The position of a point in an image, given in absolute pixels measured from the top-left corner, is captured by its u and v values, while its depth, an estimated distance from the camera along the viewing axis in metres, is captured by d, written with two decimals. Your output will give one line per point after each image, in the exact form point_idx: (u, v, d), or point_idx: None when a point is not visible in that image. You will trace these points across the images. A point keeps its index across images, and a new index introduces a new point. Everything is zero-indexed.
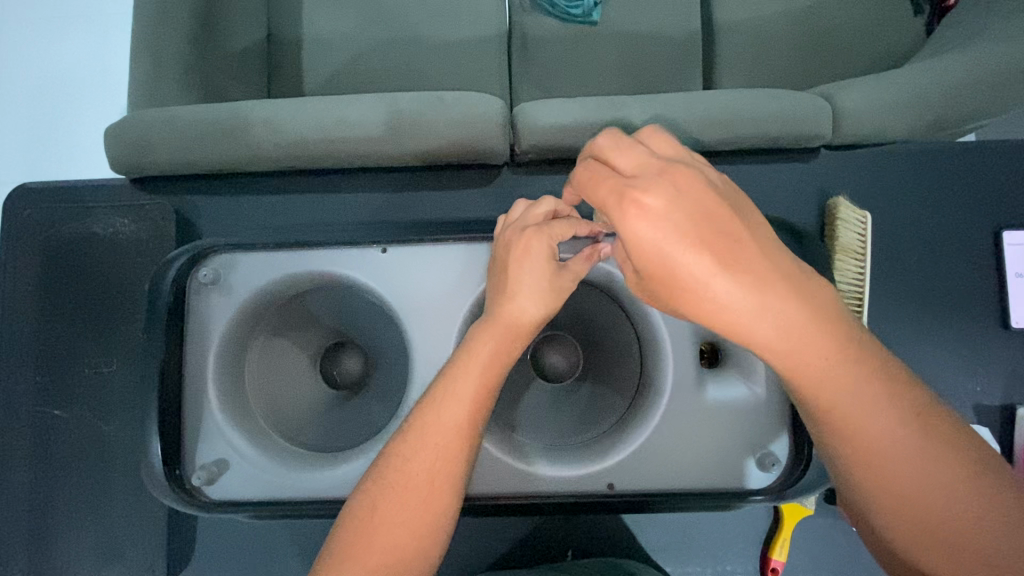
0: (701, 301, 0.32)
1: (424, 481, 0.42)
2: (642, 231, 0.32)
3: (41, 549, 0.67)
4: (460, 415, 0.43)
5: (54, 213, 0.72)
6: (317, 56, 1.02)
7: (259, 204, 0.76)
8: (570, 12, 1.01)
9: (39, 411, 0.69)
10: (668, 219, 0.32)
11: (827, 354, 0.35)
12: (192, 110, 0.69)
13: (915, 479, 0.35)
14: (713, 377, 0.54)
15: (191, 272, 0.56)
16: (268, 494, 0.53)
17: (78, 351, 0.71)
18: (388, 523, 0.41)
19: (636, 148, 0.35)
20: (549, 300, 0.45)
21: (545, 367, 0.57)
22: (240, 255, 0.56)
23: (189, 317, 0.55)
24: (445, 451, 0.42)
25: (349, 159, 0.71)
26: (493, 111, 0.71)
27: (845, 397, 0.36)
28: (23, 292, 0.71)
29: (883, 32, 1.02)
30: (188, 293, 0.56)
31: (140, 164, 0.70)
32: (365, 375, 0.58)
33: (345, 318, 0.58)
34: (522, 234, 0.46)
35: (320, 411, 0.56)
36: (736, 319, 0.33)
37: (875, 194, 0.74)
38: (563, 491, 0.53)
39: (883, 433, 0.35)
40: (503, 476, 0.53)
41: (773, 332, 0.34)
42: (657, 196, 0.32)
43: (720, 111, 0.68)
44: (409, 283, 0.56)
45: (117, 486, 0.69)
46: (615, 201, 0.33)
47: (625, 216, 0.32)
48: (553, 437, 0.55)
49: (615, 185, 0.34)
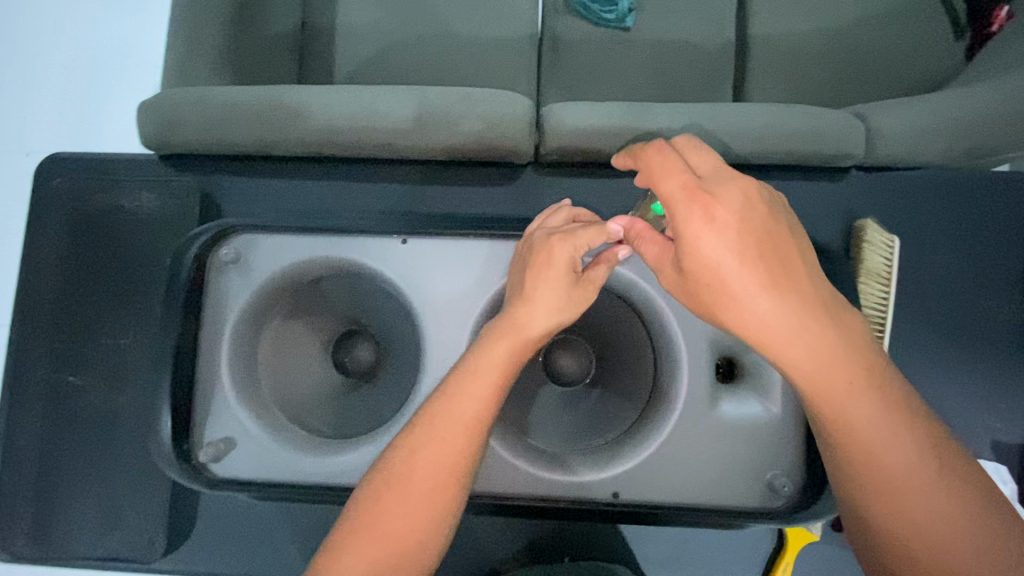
0: (748, 314, 0.35)
1: (429, 476, 0.42)
2: (704, 237, 0.35)
3: (47, 510, 0.68)
4: (471, 412, 0.43)
5: (85, 184, 0.74)
6: (350, 46, 1.04)
7: (281, 188, 0.76)
8: (604, 17, 1.03)
9: (55, 377, 0.70)
10: (729, 227, 0.35)
11: (861, 387, 0.36)
12: (225, 92, 0.70)
13: (928, 502, 0.36)
14: (727, 392, 0.53)
15: (214, 251, 0.56)
16: (273, 475, 0.53)
17: (97, 321, 0.72)
18: (397, 506, 0.42)
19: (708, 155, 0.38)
20: (569, 312, 0.46)
21: (556, 371, 0.56)
22: (262, 236, 0.56)
23: (210, 294, 0.56)
24: (454, 448, 0.42)
25: (374, 149, 0.71)
26: (519, 110, 0.70)
27: (876, 427, 0.37)
28: (45, 259, 0.72)
29: (918, 58, 1.01)
30: (209, 272, 0.56)
31: (171, 141, 0.71)
32: (376, 365, 0.57)
33: (360, 306, 0.57)
34: (546, 242, 0.47)
35: (329, 398, 0.56)
36: (776, 336, 0.35)
37: (903, 217, 0.73)
38: (566, 494, 0.52)
39: (899, 464, 0.37)
40: (507, 476, 0.52)
41: (809, 359, 0.36)
42: (726, 207, 0.35)
43: (749, 123, 0.67)
44: (428, 275, 0.56)
45: (124, 453, 0.69)
46: (677, 195, 0.36)
47: (692, 218, 0.36)
48: (560, 441, 0.54)
49: (687, 183, 0.36)
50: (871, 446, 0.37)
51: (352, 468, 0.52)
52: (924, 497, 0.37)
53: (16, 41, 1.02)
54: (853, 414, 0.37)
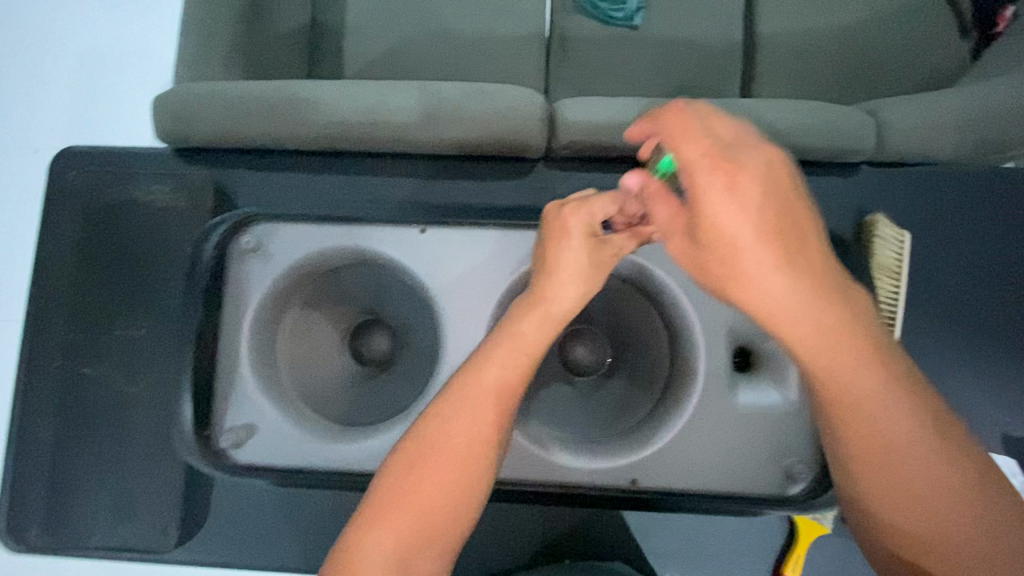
0: (758, 285, 0.37)
1: (461, 446, 0.43)
2: (721, 206, 0.36)
3: (61, 500, 0.69)
4: (500, 384, 0.44)
5: (99, 177, 0.75)
6: (361, 44, 1.05)
7: (294, 181, 0.76)
8: (613, 16, 1.05)
9: (70, 368, 0.71)
10: (751, 196, 0.36)
11: (865, 359, 0.37)
12: (241, 85, 0.71)
13: (925, 470, 0.38)
14: (745, 381, 0.54)
15: (234, 240, 0.57)
16: (293, 463, 0.54)
17: (111, 313, 0.72)
18: (428, 476, 0.42)
19: (733, 122, 0.38)
20: (591, 279, 0.46)
21: (569, 360, 0.58)
22: (281, 224, 0.56)
23: (229, 282, 0.56)
24: (482, 420, 0.44)
25: (387, 143, 0.72)
26: (532, 105, 0.71)
27: (880, 402, 0.38)
28: (61, 251, 0.73)
29: (924, 57, 1.02)
30: (229, 260, 0.56)
31: (186, 134, 0.71)
32: (391, 354, 0.58)
33: (377, 296, 0.59)
34: (562, 213, 0.47)
35: (348, 386, 0.56)
36: (783, 308, 0.37)
37: (915, 213, 0.73)
38: (584, 481, 0.53)
39: (894, 435, 0.38)
40: (525, 464, 0.53)
41: (813, 331, 0.37)
42: (747, 177, 0.36)
43: (763, 117, 0.67)
44: (445, 264, 0.56)
45: (138, 444, 0.70)
46: (699, 161, 0.37)
47: (712, 187, 0.36)
48: (577, 427, 0.55)
49: (712, 151, 0.37)
50: (874, 418, 0.38)
51: (371, 457, 0.53)
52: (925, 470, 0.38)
53: (36, 42, 1.03)
54: (855, 392, 0.38)
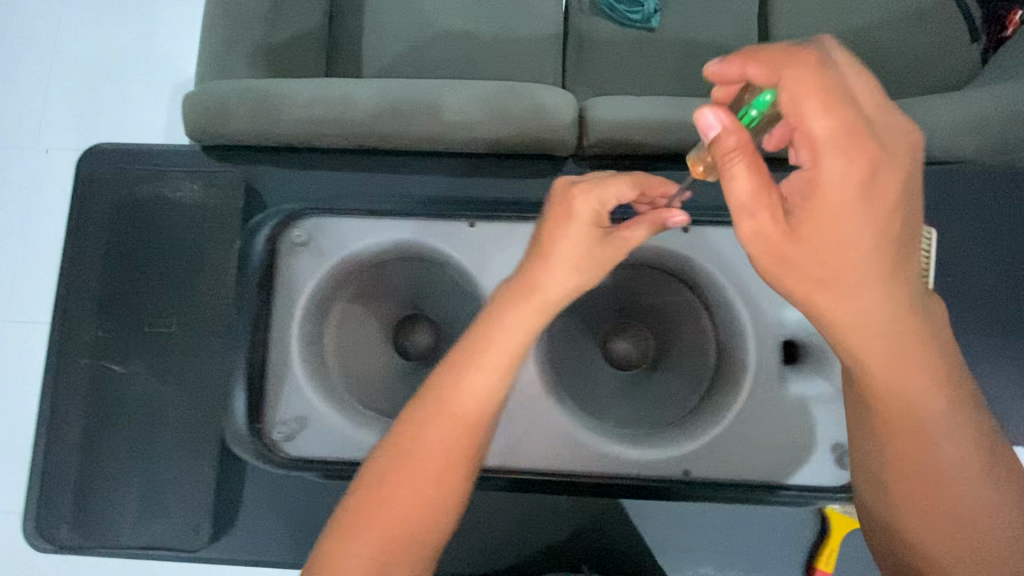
0: (842, 269, 0.39)
1: (435, 454, 0.43)
2: (832, 190, 0.37)
3: (92, 497, 0.69)
4: (477, 391, 0.45)
5: (128, 174, 0.75)
6: (380, 44, 1.06)
7: (321, 179, 0.75)
8: (630, 17, 1.06)
9: (99, 364, 0.71)
10: (876, 190, 0.37)
11: (918, 351, 0.40)
12: (274, 83, 0.71)
13: (941, 462, 0.40)
14: (793, 374, 0.59)
15: (284, 233, 0.58)
16: (350, 456, 0.55)
17: (141, 310, 0.72)
18: (401, 486, 0.43)
19: (873, 93, 0.38)
20: (585, 275, 0.47)
21: (611, 353, 0.61)
22: (326, 214, 0.58)
23: (279, 274, 0.58)
24: (458, 422, 0.44)
25: (418, 141, 0.72)
26: (562, 103, 0.72)
27: (921, 397, 0.40)
28: (90, 248, 0.73)
29: (935, 59, 1.04)
30: (279, 254, 0.58)
31: (216, 130, 0.71)
32: (434, 347, 0.57)
33: (423, 291, 0.58)
34: (569, 196, 0.47)
35: (391, 380, 0.56)
36: (852, 296, 0.39)
37: (936, 211, 0.74)
38: (639, 472, 0.58)
39: (947, 432, 0.40)
40: (584, 456, 0.59)
41: (874, 314, 0.40)
42: (874, 162, 0.37)
43: None
44: (495, 261, 0.57)
45: (168, 441, 0.69)
46: (828, 139, 0.36)
47: (834, 167, 0.37)
48: (635, 422, 0.60)
49: (853, 125, 0.36)
50: (914, 413, 0.40)
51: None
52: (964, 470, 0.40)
53: (63, 46, 1.05)
54: (903, 387, 0.40)
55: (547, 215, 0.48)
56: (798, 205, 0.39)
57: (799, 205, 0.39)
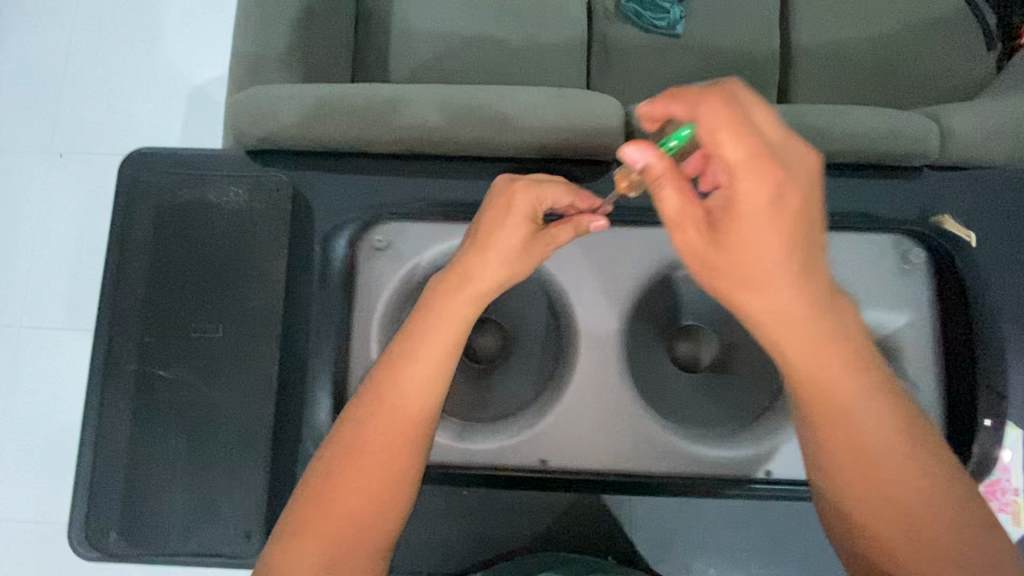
0: (763, 285, 0.44)
1: (380, 440, 0.52)
2: (767, 214, 0.42)
3: (138, 502, 0.68)
4: (418, 381, 0.53)
5: (171, 178, 0.74)
6: (408, 49, 1.06)
7: (365, 183, 0.74)
8: (656, 24, 1.07)
9: (145, 369, 0.70)
10: (787, 208, 0.42)
11: (846, 364, 0.46)
12: (329, 92, 0.74)
13: (870, 439, 0.46)
14: None
15: (365, 238, 0.72)
16: (472, 460, 0.65)
17: (187, 314, 0.71)
18: (350, 470, 0.51)
19: (769, 118, 0.43)
20: (510, 268, 0.56)
21: (678, 357, 0.69)
22: (408, 226, 0.72)
23: (360, 274, 0.72)
24: (399, 407, 0.52)
25: (466, 146, 0.73)
26: (608, 108, 0.74)
27: (861, 406, 0.46)
28: (135, 252, 0.73)
29: (951, 67, 1.06)
30: (359, 259, 0.72)
31: (269, 136, 0.73)
32: (496, 350, 0.68)
33: (504, 305, 0.69)
34: (509, 193, 0.57)
35: (467, 379, 0.67)
36: (788, 312, 0.44)
37: (996, 209, 0.71)
38: (714, 474, 0.64)
39: (875, 435, 0.46)
40: (666, 459, 0.65)
41: (768, 321, 0.45)
42: (762, 177, 0.41)
43: (827, 122, 0.72)
44: (580, 282, 0.68)
45: (215, 447, 0.69)
46: (742, 163, 0.41)
47: (739, 184, 0.42)
48: (707, 426, 0.66)
49: (734, 133, 0.41)
50: (859, 428, 0.46)
51: (525, 448, 0.65)
52: (885, 469, 0.46)
53: None
54: (837, 394, 0.46)
55: (486, 212, 0.57)
56: (720, 219, 0.44)
57: (723, 219, 0.44)
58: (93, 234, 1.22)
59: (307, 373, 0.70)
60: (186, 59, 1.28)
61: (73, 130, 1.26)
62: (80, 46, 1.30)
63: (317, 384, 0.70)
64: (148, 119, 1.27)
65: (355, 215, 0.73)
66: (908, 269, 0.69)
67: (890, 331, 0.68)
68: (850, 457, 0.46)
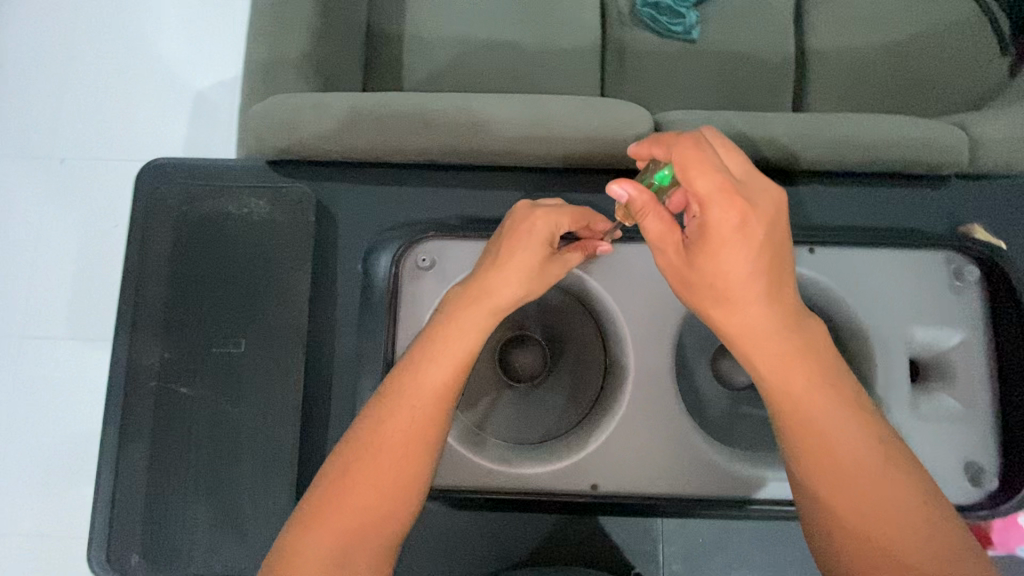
0: (736, 309, 0.46)
1: (392, 450, 0.49)
2: (737, 242, 0.43)
3: (160, 524, 0.66)
4: (429, 394, 0.50)
5: (190, 189, 0.73)
6: (421, 54, 1.05)
7: (390, 195, 0.73)
8: (672, 29, 1.06)
9: (165, 387, 0.68)
10: (757, 240, 0.43)
11: (816, 382, 0.46)
12: (350, 100, 0.72)
13: (844, 455, 0.45)
14: (924, 397, 0.67)
15: (408, 258, 0.71)
16: (511, 485, 0.63)
17: (207, 329, 0.69)
18: (355, 486, 0.48)
19: (736, 158, 0.44)
20: (528, 289, 0.54)
21: (722, 375, 0.67)
22: (450, 245, 0.71)
23: (405, 294, 0.71)
24: (419, 413, 0.50)
25: (492, 156, 0.72)
26: (636, 116, 0.73)
27: (834, 422, 0.46)
28: (153, 266, 0.71)
29: (971, 71, 1.04)
30: (403, 277, 0.71)
31: (289, 146, 0.72)
32: (535, 367, 0.65)
33: (548, 325, 0.67)
34: (532, 216, 0.54)
35: (512, 402, 0.66)
36: (758, 333, 0.46)
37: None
38: (759, 498, 0.63)
39: (853, 450, 0.45)
40: (711, 482, 0.63)
41: (747, 344, 0.47)
42: (740, 210, 0.42)
43: (859, 130, 0.71)
44: (624, 301, 0.66)
45: (238, 466, 0.67)
46: (716, 194, 0.42)
47: (717, 217, 0.42)
48: (750, 449, 0.65)
49: (714, 179, 0.42)
50: (835, 441, 0.45)
51: (574, 473, 0.63)
52: (865, 481, 0.44)
53: None
54: (811, 412, 0.46)
55: (506, 231, 0.55)
56: (694, 245, 0.45)
57: (697, 245, 0.45)
58: (95, 243, 1.19)
59: (331, 387, 0.70)
60: (190, 64, 1.26)
61: (75, 137, 1.24)
62: (82, 51, 1.27)
63: (342, 399, 0.69)
64: (152, 125, 1.24)
65: (382, 227, 0.72)
66: (961, 286, 0.68)
67: (941, 349, 0.68)
68: (823, 461, 0.45)
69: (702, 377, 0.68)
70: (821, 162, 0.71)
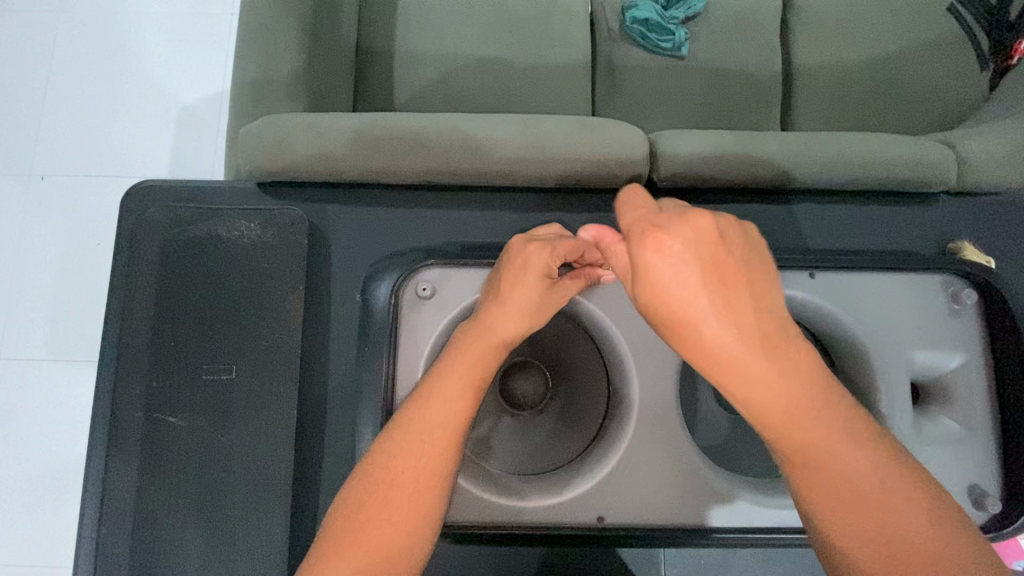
0: (706, 340, 0.39)
1: (407, 481, 0.47)
2: (662, 267, 0.38)
3: (149, 554, 0.64)
4: (444, 423, 0.49)
5: (178, 213, 0.71)
6: (410, 71, 1.04)
7: (384, 217, 0.73)
8: (660, 45, 1.07)
9: (152, 416, 0.66)
10: (689, 266, 0.38)
11: (820, 410, 0.41)
12: (343, 122, 0.72)
13: (865, 489, 0.41)
14: (922, 416, 0.68)
15: (407, 286, 0.68)
16: (513, 517, 0.62)
17: (195, 356, 0.67)
18: (370, 521, 0.46)
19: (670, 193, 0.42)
20: (532, 318, 0.53)
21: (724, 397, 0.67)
22: (451, 271, 0.68)
23: (405, 324, 0.68)
24: (429, 446, 0.48)
25: (487, 176, 0.71)
26: (632, 137, 0.73)
27: (841, 452, 0.42)
28: (141, 290, 0.69)
29: (950, 87, 1.06)
30: (403, 307, 0.68)
31: (280, 168, 0.71)
32: (533, 394, 0.67)
33: (547, 353, 0.69)
34: (527, 246, 0.55)
35: (518, 433, 0.66)
36: (754, 366, 0.39)
37: (1012, 239, 0.73)
38: (763, 524, 0.63)
39: (867, 484, 0.41)
40: (716, 512, 0.63)
41: (750, 381, 0.40)
42: (675, 239, 0.38)
43: (849, 149, 0.72)
44: (630, 328, 0.66)
45: (230, 491, 0.65)
46: (637, 228, 0.39)
47: (645, 249, 0.38)
48: (752, 479, 0.65)
49: (642, 219, 0.40)
50: (847, 476, 0.42)
51: (584, 505, 0.62)
52: (892, 517, 0.41)
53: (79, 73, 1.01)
54: (813, 443, 0.42)
55: (506, 266, 0.55)
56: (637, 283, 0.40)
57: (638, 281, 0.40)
58: (77, 258, 1.16)
59: (326, 408, 0.69)
60: (175, 79, 1.24)
61: (57, 152, 1.21)
62: (63, 66, 1.25)
63: (339, 421, 0.69)
64: (136, 140, 1.22)
65: (379, 250, 0.72)
66: (959, 308, 0.68)
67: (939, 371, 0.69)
68: (841, 499, 0.42)
69: (700, 395, 0.68)
70: (812, 181, 0.72)
